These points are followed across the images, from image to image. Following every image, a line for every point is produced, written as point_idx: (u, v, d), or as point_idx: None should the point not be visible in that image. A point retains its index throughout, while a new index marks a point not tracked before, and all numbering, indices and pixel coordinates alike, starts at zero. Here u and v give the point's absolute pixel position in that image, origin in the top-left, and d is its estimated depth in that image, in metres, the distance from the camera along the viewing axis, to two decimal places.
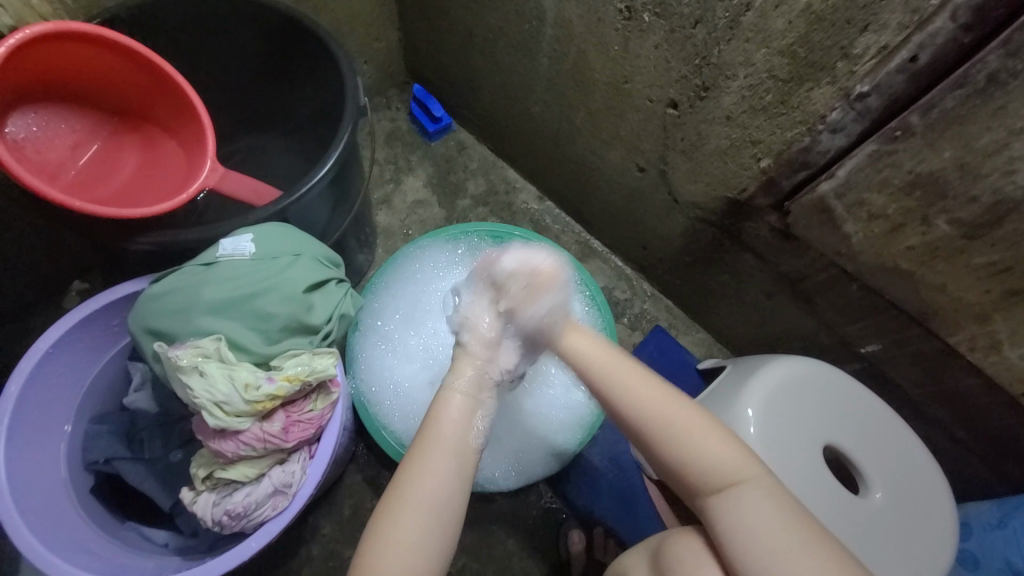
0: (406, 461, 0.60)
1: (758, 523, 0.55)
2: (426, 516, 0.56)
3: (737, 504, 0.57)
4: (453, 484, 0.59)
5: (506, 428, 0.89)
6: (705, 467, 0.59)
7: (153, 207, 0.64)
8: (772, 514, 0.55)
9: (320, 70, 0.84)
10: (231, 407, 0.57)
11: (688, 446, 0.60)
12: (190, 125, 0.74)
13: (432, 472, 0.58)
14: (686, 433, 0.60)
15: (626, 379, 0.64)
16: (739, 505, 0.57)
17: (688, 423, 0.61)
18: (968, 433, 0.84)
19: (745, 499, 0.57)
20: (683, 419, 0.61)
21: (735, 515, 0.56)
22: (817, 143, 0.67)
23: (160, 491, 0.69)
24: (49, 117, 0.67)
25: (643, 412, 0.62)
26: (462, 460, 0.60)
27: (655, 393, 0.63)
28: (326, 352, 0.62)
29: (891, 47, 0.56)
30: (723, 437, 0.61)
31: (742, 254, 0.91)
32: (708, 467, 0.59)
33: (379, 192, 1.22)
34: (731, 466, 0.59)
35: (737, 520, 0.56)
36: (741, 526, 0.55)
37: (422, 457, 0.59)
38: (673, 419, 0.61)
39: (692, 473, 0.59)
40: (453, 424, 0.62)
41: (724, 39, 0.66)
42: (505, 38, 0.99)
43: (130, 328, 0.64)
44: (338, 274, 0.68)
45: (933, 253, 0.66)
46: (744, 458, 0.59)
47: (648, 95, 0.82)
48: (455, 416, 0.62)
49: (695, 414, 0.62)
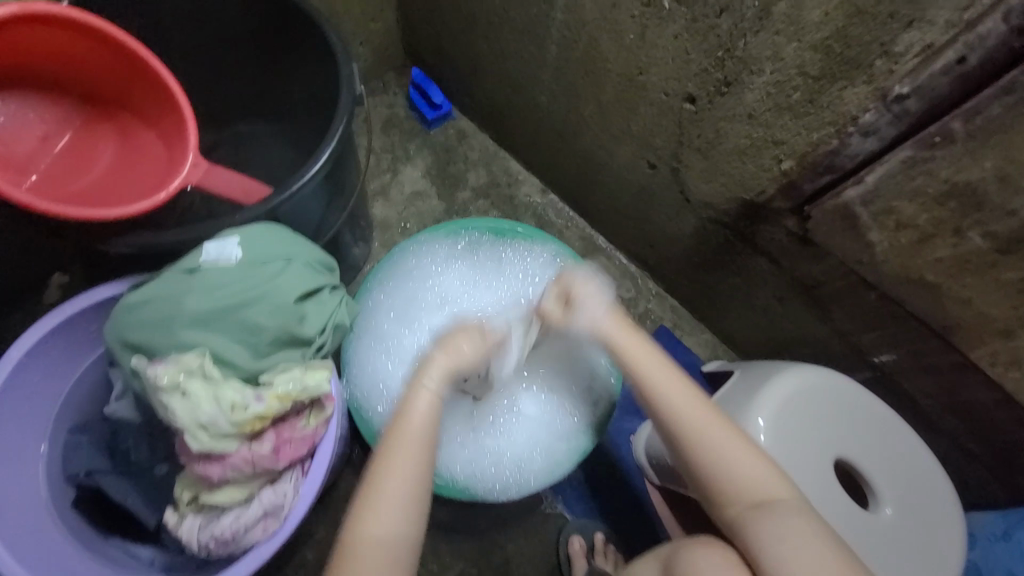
0: (381, 451, 0.61)
1: (792, 542, 0.57)
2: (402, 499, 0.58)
3: (774, 522, 0.58)
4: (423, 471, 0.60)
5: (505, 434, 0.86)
6: (737, 480, 0.61)
7: (123, 209, 0.59)
8: (805, 536, 0.57)
9: (312, 54, 0.78)
10: (217, 428, 0.54)
11: (726, 457, 0.62)
12: (167, 114, 0.68)
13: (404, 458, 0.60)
14: (725, 444, 0.62)
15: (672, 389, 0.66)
16: (773, 522, 0.58)
17: (732, 438, 0.63)
18: (980, 447, 0.82)
19: (780, 519, 0.58)
20: (722, 428, 0.63)
21: (770, 532, 0.58)
22: (847, 146, 0.63)
23: (144, 506, 0.66)
24: (15, 105, 0.63)
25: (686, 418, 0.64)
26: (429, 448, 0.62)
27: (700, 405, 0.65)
28: (319, 367, 0.58)
29: (937, 46, 0.52)
30: (757, 455, 0.62)
31: (755, 257, 0.88)
32: (745, 480, 0.61)
33: (375, 182, 1.16)
34: (763, 484, 0.61)
35: (773, 536, 0.57)
36: (778, 543, 0.57)
37: (396, 447, 0.60)
38: (713, 430, 0.63)
39: (727, 484, 0.61)
40: (422, 420, 0.62)
41: (752, 31, 0.62)
42: (510, 21, 0.93)
43: (106, 339, 0.60)
44: (332, 280, 0.63)
45: (962, 266, 0.62)
46: (779, 480, 0.61)
47: (663, 88, 0.77)
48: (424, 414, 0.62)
49: (732, 431, 0.64)
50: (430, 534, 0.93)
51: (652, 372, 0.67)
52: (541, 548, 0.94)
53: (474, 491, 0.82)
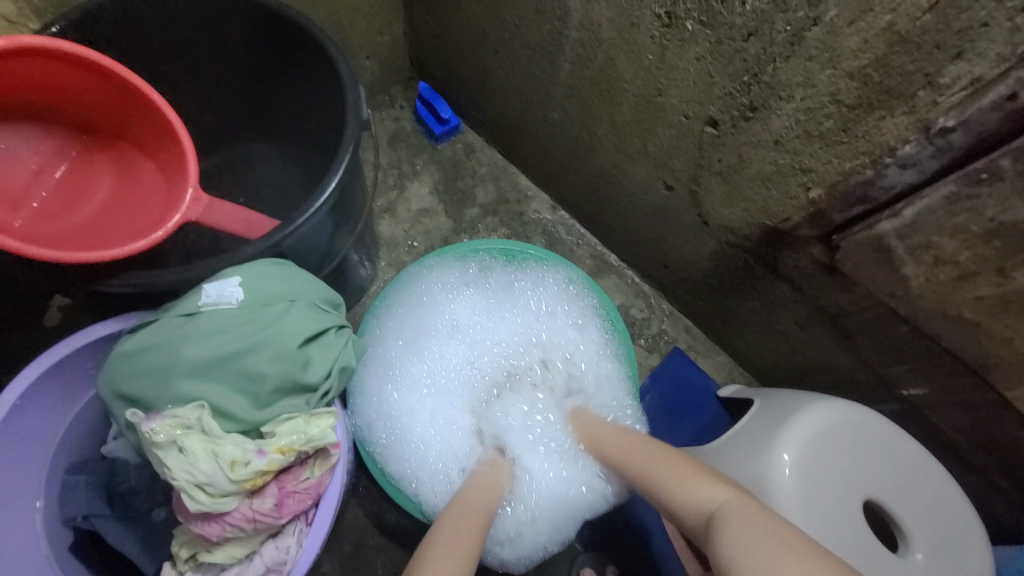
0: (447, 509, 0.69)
1: (739, 540, 0.51)
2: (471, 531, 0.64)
3: (722, 529, 0.54)
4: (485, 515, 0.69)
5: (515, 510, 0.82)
6: (679, 496, 0.61)
7: (118, 251, 0.56)
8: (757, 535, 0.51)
9: (317, 75, 0.76)
10: (215, 487, 0.52)
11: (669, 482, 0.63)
12: (168, 145, 0.65)
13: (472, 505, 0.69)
14: (663, 468, 0.66)
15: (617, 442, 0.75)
16: (722, 530, 0.54)
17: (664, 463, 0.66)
18: (1012, 484, 0.78)
19: (724, 523, 0.54)
20: (663, 458, 0.67)
21: (721, 538, 0.53)
22: (882, 177, 0.59)
23: (142, 554, 0.63)
24: (6, 139, 0.61)
25: (633, 462, 0.70)
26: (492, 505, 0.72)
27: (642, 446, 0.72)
28: (323, 414, 0.56)
29: (987, 80, 0.48)
30: (695, 471, 0.63)
31: (777, 284, 0.84)
32: (689, 500, 0.60)
33: (382, 199, 1.13)
34: (709, 496, 0.59)
35: (725, 540, 0.52)
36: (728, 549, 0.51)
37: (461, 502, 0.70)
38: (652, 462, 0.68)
39: (678, 506, 0.61)
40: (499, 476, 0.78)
41: (783, 56, 0.58)
42: (521, 37, 0.90)
43: (100, 389, 0.58)
44: (338, 319, 0.60)
45: (1006, 305, 0.59)
46: (720, 488, 0.59)
47: (683, 110, 0.73)
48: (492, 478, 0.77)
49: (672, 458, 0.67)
50: None
51: (606, 437, 0.77)
52: None
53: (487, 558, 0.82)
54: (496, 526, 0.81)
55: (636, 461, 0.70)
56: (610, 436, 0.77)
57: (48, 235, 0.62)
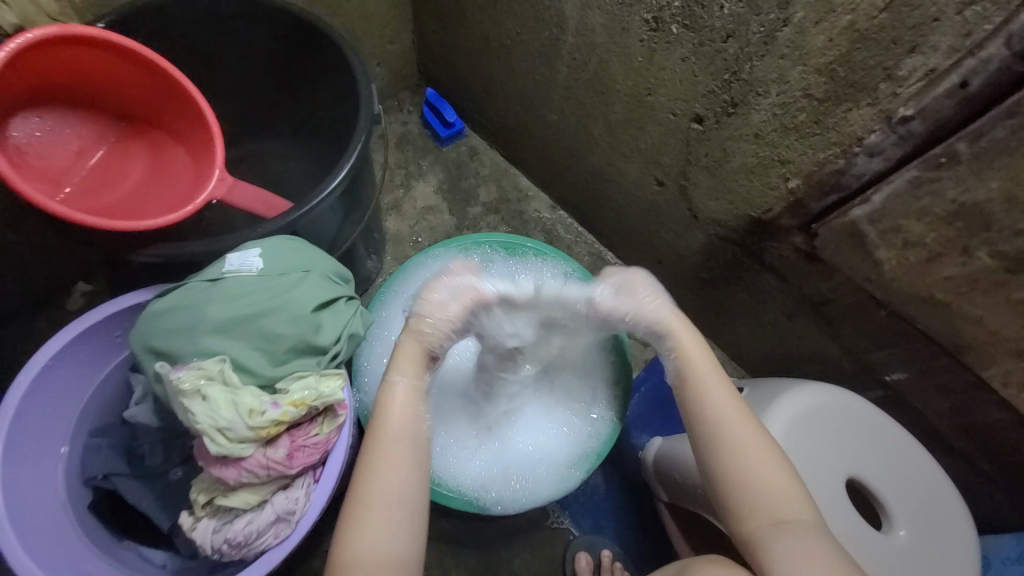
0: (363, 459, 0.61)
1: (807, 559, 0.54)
2: (389, 517, 0.57)
3: (791, 542, 0.56)
4: (411, 480, 0.59)
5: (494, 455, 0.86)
6: (760, 486, 0.60)
7: (157, 219, 0.64)
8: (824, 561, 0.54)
9: (333, 74, 0.82)
10: (235, 433, 0.57)
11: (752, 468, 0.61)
12: (197, 132, 0.74)
13: (390, 472, 0.59)
14: (753, 451, 0.62)
15: (708, 389, 0.67)
16: (788, 538, 0.57)
17: (759, 448, 0.63)
18: (993, 467, 0.81)
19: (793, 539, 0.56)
20: (755, 438, 0.63)
21: (786, 550, 0.55)
22: (852, 166, 0.64)
23: (159, 510, 0.67)
24: (53, 122, 0.68)
25: (717, 418, 0.65)
26: (416, 454, 0.61)
27: (734, 408, 0.65)
28: (332, 375, 0.61)
29: (940, 71, 0.53)
30: (785, 472, 0.61)
31: (763, 274, 0.88)
32: (765, 493, 0.60)
33: (389, 197, 1.19)
34: (788, 500, 0.60)
35: (790, 553, 0.55)
36: (792, 557, 0.55)
37: (378, 460, 0.60)
38: (747, 437, 0.63)
39: (749, 490, 0.60)
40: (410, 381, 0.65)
41: (758, 55, 0.63)
42: (522, 44, 0.96)
43: (131, 345, 0.64)
44: (348, 291, 0.67)
45: (972, 285, 0.62)
46: (801, 500, 0.60)
47: (671, 108, 0.79)
48: (401, 404, 0.63)
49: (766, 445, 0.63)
50: (436, 547, 0.93)
51: (699, 371, 0.68)
52: (548, 563, 0.94)
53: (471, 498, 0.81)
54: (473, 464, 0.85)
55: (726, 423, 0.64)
56: (705, 376, 0.68)
57: (92, 208, 0.69)
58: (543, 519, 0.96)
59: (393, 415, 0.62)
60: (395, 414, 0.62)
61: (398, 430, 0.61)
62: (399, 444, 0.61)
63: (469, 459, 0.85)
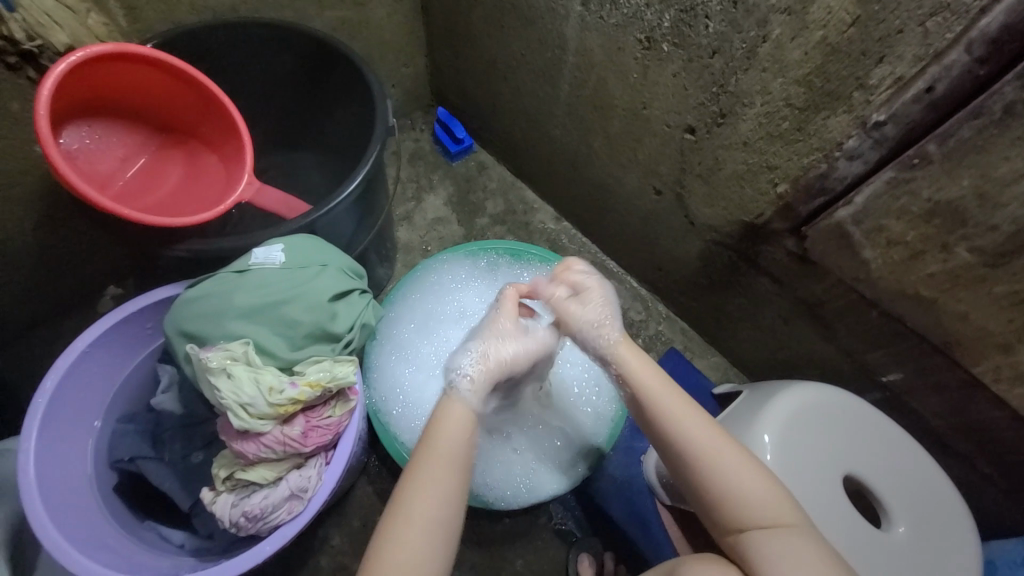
0: (408, 473, 0.60)
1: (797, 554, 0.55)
2: (428, 536, 0.56)
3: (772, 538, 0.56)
4: (451, 500, 0.59)
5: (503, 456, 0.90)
6: (744, 503, 0.59)
7: (193, 218, 0.72)
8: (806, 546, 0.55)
9: (352, 91, 0.89)
10: (256, 409, 0.63)
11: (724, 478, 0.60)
12: (230, 141, 0.84)
13: (435, 491, 0.58)
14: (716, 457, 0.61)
15: (664, 403, 0.65)
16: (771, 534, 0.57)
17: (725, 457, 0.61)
18: (995, 470, 0.80)
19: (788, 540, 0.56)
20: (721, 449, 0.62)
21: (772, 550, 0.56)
22: (834, 169, 0.68)
23: (179, 489, 0.74)
24: (102, 131, 0.76)
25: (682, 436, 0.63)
26: (462, 475, 0.61)
27: (693, 423, 0.64)
28: (346, 361, 0.68)
29: (907, 78, 0.57)
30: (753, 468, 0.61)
31: (759, 278, 0.91)
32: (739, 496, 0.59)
33: (400, 209, 1.25)
34: (763, 497, 0.59)
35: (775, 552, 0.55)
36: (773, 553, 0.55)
37: (426, 478, 0.59)
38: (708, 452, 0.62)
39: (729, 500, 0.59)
40: (457, 426, 0.64)
41: (741, 69, 0.69)
42: (527, 64, 1.03)
43: (165, 329, 0.71)
44: (361, 285, 0.74)
45: (954, 280, 0.65)
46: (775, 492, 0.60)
47: (666, 121, 0.84)
48: (457, 430, 0.63)
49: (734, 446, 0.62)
50: None
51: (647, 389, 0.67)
52: (549, 566, 0.94)
53: (486, 498, 0.87)
54: (490, 461, 0.89)
55: (702, 446, 0.62)
56: (656, 392, 0.67)
57: (135, 207, 0.77)
58: (547, 520, 0.97)
59: (446, 437, 0.62)
60: (449, 427, 0.63)
61: (449, 450, 0.61)
62: (448, 463, 0.61)
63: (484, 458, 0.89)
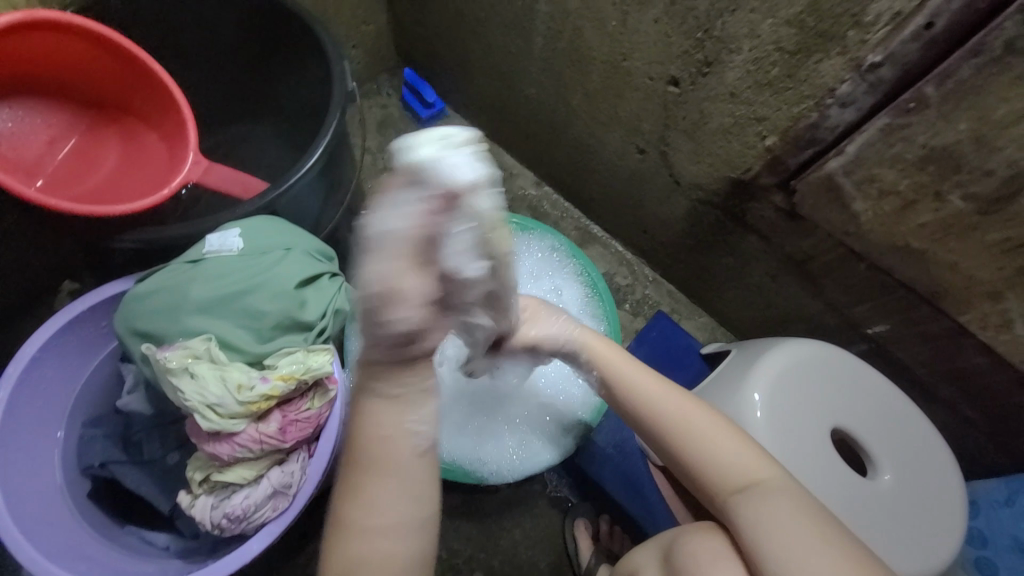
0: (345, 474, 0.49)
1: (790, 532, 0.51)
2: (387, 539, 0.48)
3: (764, 509, 0.54)
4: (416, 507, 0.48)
5: (495, 435, 0.90)
6: (724, 472, 0.58)
7: (133, 205, 0.66)
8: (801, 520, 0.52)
9: (305, 54, 0.81)
10: (225, 409, 0.60)
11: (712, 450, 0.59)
12: (170, 116, 0.76)
13: (377, 503, 0.47)
14: (713, 431, 0.61)
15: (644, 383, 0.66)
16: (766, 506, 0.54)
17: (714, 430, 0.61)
18: (978, 412, 0.81)
19: (771, 504, 0.54)
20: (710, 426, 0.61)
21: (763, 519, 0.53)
22: (826, 118, 0.64)
23: (158, 492, 0.71)
24: (24, 112, 0.69)
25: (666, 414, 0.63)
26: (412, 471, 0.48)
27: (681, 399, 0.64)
28: (320, 350, 0.65)
29: (906, 13, 0.53)
30: (742, 440, 0.60)
31: (746, 236, 0.88)
32: (730, 465, 0.58)
33: (372, 181, 1.18)
34: (751, 467, 0.58)
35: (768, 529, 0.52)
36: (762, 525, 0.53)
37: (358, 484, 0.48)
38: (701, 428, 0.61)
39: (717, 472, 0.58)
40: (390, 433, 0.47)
41: (728, 10, 0.63)
42: (498, 16, 0.95)
43: (117, 330, 0.67)
44: (330, 268, 0.70)
45: (946, 230, 0.63)
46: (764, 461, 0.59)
47: (647, 72, 0.79)
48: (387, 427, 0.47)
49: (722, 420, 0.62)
50: None
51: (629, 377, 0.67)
52: (547, 533, 0.95)
53: (481, 474, 0.86)
54: (485, 442, 0.89)
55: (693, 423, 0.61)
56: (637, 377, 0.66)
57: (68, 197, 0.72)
58: (541, 489, 0.98)
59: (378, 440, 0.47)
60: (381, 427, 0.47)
61: (386, 453, 0.47)
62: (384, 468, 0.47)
63: (477, 439, 0.89)
